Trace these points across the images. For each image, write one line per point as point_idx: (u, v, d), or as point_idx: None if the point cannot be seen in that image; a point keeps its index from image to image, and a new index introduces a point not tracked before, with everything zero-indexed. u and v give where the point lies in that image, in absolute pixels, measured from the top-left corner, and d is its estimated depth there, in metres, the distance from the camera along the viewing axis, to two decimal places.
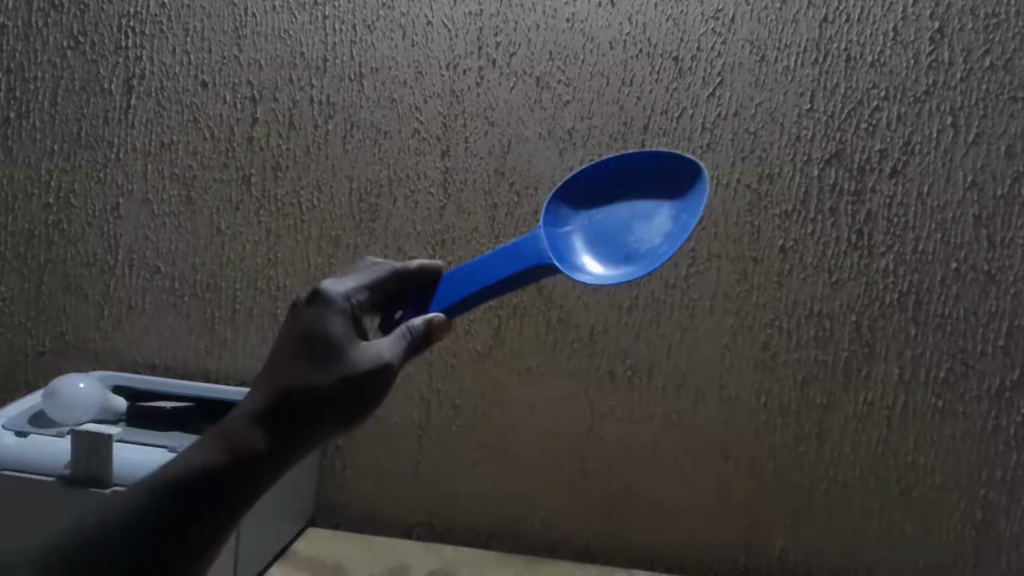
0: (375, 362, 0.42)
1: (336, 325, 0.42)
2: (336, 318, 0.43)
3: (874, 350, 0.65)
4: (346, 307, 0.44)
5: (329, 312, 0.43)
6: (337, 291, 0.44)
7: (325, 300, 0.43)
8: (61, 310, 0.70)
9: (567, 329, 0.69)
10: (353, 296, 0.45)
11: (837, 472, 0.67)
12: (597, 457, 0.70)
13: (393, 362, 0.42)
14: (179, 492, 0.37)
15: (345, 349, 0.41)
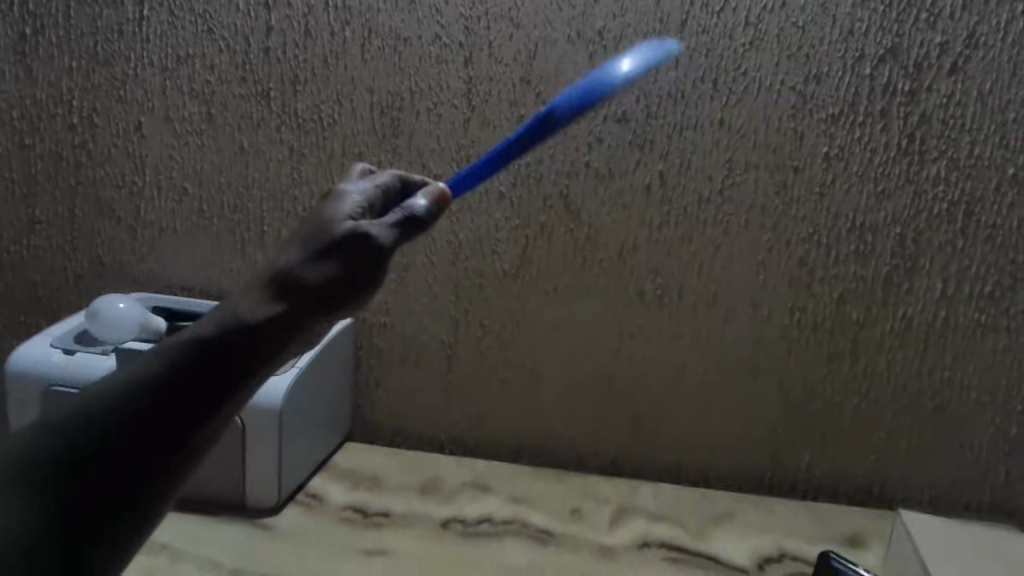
0: (364, 238, 0.34)
1: (337, 208, 0.35)
2: (339, 204, 0.36)
3: (917, 264, 0.63)
4: (358, 203, 0.36)
5: (337, 205, 0.35)
6: (350, 189, 0.37)
7: (333, 191, 0.37)
8: (95, 234, 0.71)
9: (596, 248, 0.68)
10: (370, 190, 0.38)
11: (871, 389, 0.67)
12: (625, 375, 0.71)
13: (380, 240, 0.34)
14: (126, 464, 0.29)
15: (336, 233, 0.34)
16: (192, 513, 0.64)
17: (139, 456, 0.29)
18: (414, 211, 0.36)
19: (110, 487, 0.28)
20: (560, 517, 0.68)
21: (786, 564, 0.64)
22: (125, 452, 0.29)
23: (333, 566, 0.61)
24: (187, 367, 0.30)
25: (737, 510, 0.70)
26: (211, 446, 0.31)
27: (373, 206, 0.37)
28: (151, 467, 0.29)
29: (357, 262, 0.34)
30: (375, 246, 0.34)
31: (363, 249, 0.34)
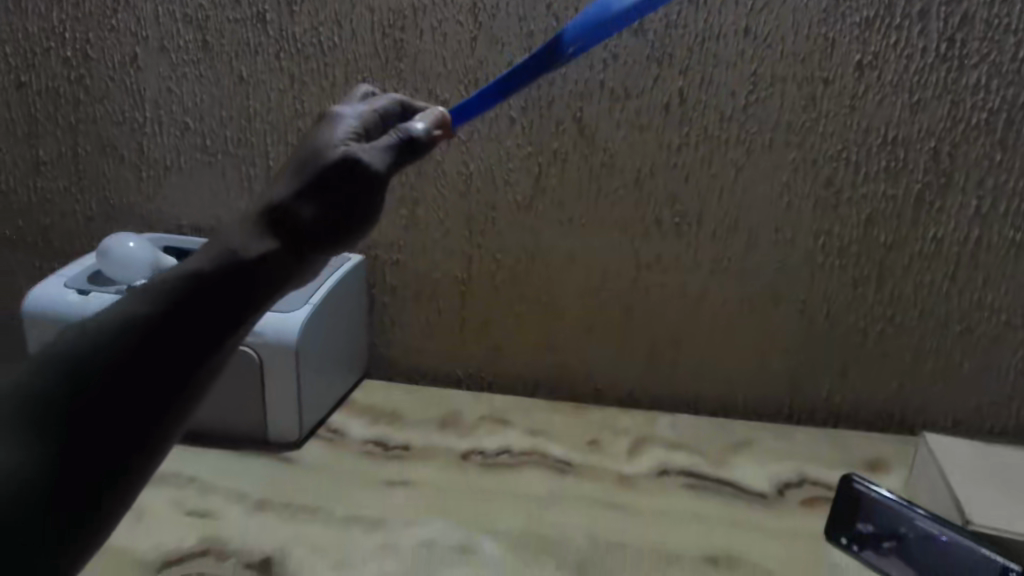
0: (356, 163, 0.32)
1: (329, 132, 0.34)
2: (331, 128, 0.35)
3: (951, 180, 0.61)
4: (353, 127, 0.35)
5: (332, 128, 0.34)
6: (346, 112, 0.36)
7: (328, 115, 0.36)
8: (100, 174, 0.70)
9: (612, 175, 0.65)
10: (365, 113, 0.37)
11: (896, 313, 0.66)
12: (643, 306, 0.70)
13: (373, 166, 0.33)
14: (119, 415, 0.27)
15: (328, 156, 0.32)
16: (215, 449, 0.65)
17: (130, 405, 0.27)
18: (408, 137, 0.35)
19: (103, 440, 0.27)
20: (579, 449, 0.68)
21: (807, 490, 0.64)
22: (119, 396, 0.27)
23: (357, 494, 0.61)
24: (174, 314, 0.28)
25: (757, 438, 0.70)
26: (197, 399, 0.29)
27: (369, 130, 0.36)
28: (144, 412, 0.28)
29: (349, 187, 0.32)
30: (368, 171, 0.33)
31: (356, 174, 0.32)
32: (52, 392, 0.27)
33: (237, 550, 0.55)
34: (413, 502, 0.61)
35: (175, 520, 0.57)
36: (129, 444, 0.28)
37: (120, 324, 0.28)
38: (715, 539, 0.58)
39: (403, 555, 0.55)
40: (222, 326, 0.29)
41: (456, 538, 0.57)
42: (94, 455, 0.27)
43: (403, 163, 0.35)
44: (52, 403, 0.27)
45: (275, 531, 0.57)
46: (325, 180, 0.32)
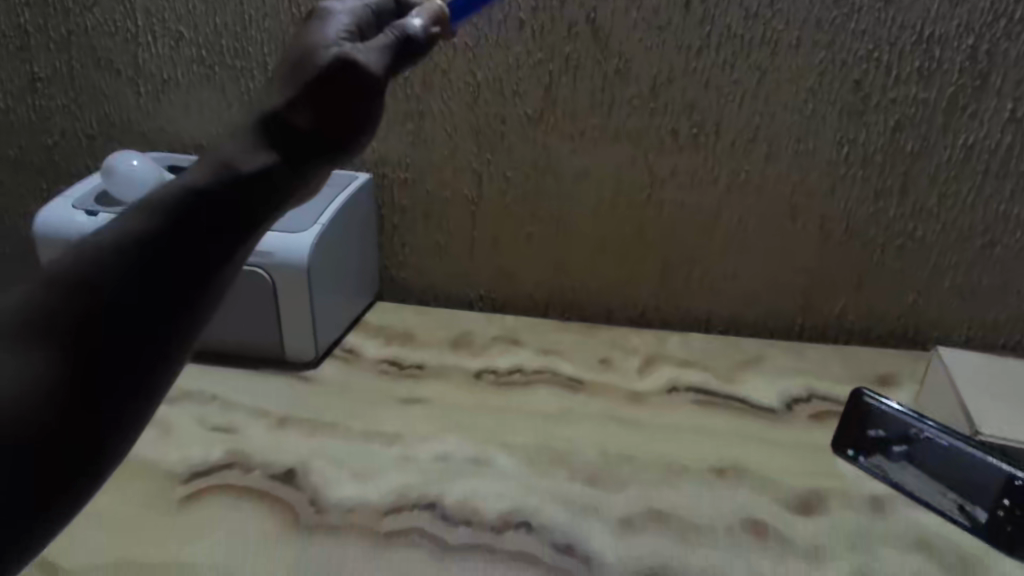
0: (356, 62, 0.32)
1: (322, 32, 0.33)
2: (324, 29, 0.34)
3: (987, 83, 0.60)
4: (345, 25, 0.34)
5: (324, 28, 0.34)
6: (336, 10, 0.35)
7: (317, 13, 0.35)
8: (98, 90, 0.69)
9: (626, 83, 0.63)
10: (357, 14, 0.35)
11: (916, 227, 0.66)
12: (658, 223, 0.69)
13: (371, 70, 0.32)
14: (124, 340, 0.26)
15: (324, 61, 0.32)
16: (231, 368, 0.66)
17: (134, 330, 0.26)
18: (404, 40, 0.34)
19: (107, 366, 0.26)
20: (590, 368, 0.68)
21: (815, 404, 0.65)
22: (120, 320, 0.26)
23: (372, 410, 0.62)
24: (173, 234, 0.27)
25: (768, 353, 0.71)
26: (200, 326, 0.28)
27: (361, 29, 0.35)
28: (148, 338, 0.27)
29: (348, 85, 0.31)
30: (368, 73, 0.32)
31: (354, 78, 0.32)
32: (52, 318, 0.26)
33: (260, 463, 0.55)
34: (430, 417, 0.61)
35: (197, 434, 0.58)
36: (126, 380, 0.26)
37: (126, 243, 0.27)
38: (728, 450, 0.59)
39: (421, 467, 0.56)
40: (217, 256, 0.28)
41: (472, 452, 0.57)
42: (88, 390, 0.26)
43: (400, 67, 0.35)
44: (53, 320, 0.26)
45: (294, 446, 0.57)
46: (321, 83, 0.31)
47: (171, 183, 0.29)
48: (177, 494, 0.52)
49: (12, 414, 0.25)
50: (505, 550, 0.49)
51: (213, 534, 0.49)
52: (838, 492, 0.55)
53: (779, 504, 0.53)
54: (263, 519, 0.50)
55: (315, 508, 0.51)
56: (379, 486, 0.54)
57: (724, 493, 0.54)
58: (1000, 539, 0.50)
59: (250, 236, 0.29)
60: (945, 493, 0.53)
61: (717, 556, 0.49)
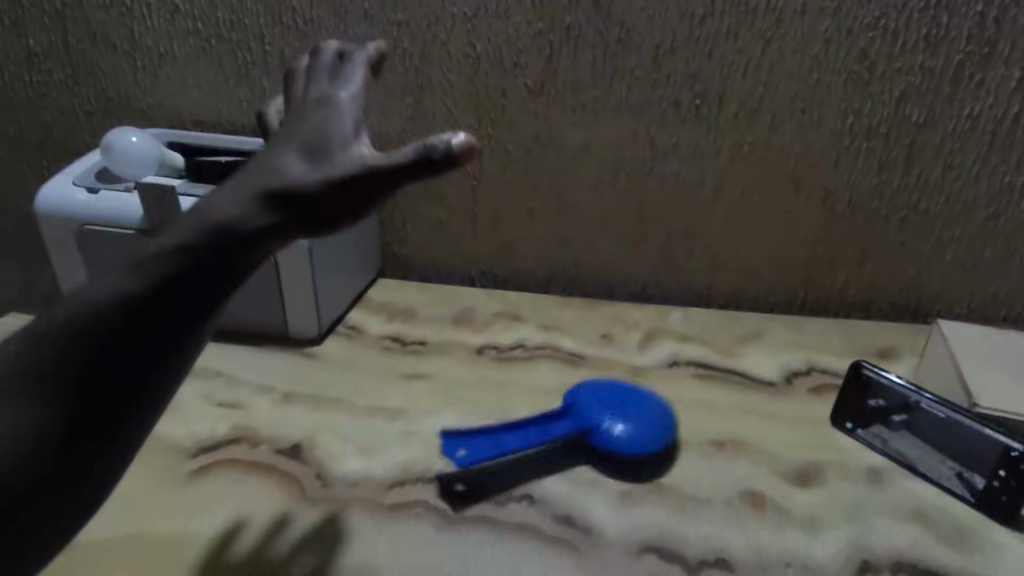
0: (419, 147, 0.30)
1: (337, 131, 0.32)
2: (345, 121, 0.33)
3: (995, 51, 0.59)
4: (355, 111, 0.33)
5: (335, 119, 0.33)
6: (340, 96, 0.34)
7: (323, 103, 0.34)
8: (95, 65, 0.69)
9: (628, 53, 0.63)
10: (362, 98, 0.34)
11: (920, 199, 0.66)
12: (660, 197, 0.69)
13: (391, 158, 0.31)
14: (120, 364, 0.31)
15: (343, 167, 0.31)
16: (234, 345, 0.67)
17: (129, 354, 0.31)
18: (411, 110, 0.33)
19: (110, 386, 0.31)
20: (592, 343, 0.69)
21: (815, 377, 0.65)
22: (117, 348, 0.31)
23: (376, 385, 0.62)
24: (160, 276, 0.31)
25: (769, 328, 0.71)
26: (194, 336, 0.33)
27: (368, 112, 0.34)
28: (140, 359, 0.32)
29: (370, 183, 0.31)
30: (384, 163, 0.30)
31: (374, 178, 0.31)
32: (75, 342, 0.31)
33: (266, 438, 0.56)
34: (433, 392, 0.62)
35: (203, 409, 0.59)
36: (123, 387, 0.31)
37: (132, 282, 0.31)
38: (728, 423, 0.59)
39: (424, 441, 0.56)
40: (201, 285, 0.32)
41: (474, 426, 0.58)
42: (92, 397, 0.31)
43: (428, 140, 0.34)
44: (60, 357, 0.31)
45: (298, 421, 0.58)
46: (345, 188, 0.31)
47: (179, 227, 0.32)
48: (186, 468, 0.53)
49: (35, 426, 0.30)
50: (507, 521, 0.49)
51: (221, 506, 0.50)
52: (836, 465, 0.55)
53: (779, 476, 0.54)
54: (269, 492, 0.51)
55: (321, 482, 0.52)
56: (383, 461, 0.54)
57: (724, 464, 0.55)
58: (996, 509, 0.51)
59: (230, 265, 0.32)
60: (944, 459, 0.54)
61: (719, 527, 0.49)
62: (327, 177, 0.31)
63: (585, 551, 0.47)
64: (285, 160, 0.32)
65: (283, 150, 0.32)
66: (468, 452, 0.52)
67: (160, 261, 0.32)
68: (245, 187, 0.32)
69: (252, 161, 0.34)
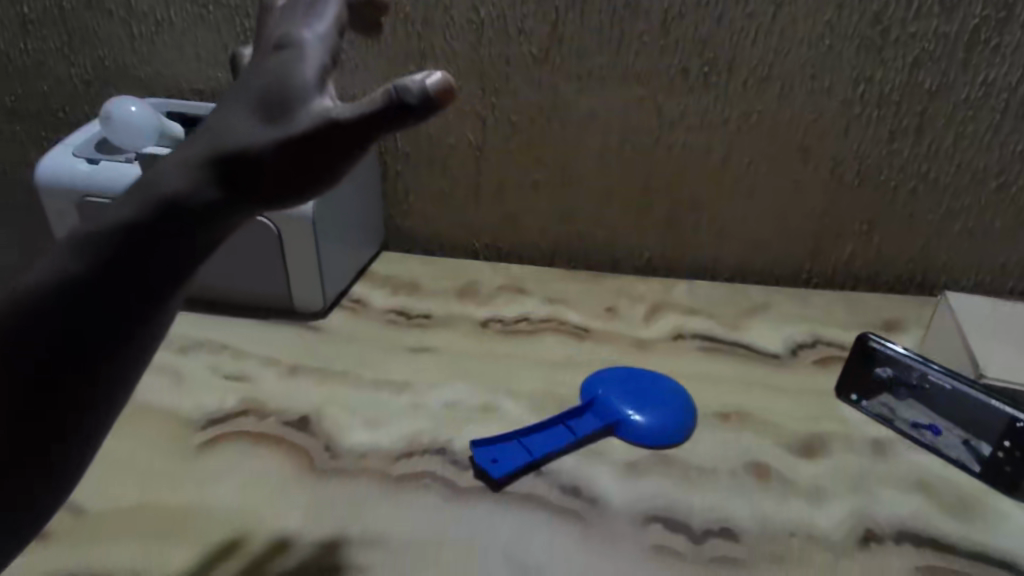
0: (388, 93, 0.27)
1: (298, 80, 0.28)
2: (308, 67, 0.29)
3: (1012, 15, 0.57)
4: (319, 54, 0.29)
5: (297, 65, 0.29)
6: (303, 34, 0.30)
7: (285, 43, 0.30)
8: (91, 33, 0.68)
9: (636, 19, 0.61)
10: (329, 40, 0.30)
11: (930, 169, 0.65)
12: (666, 167, 0.68)
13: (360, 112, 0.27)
14: (86, 334, 0.29)
15: (306, 124, 0.27)
16: (239, 318, 0.67)
17: (94, 324, 0.29)
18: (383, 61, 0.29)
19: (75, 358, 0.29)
20: (596, 316, 0.69)
21: (820, 349, 0.65)
22: (81, 317, 0.29)
23: (381, 358, 0.63)
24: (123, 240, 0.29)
25: (774, 300, 0.71)
26: (164, 308, 0.30)
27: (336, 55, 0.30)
28: (106, 331, 0.29)
29: (336, 144, 0.27)
30: (353, 118, 0.27)
31: (342, 137, 0.27)
32: (34, 307, 0.29)
33: (274, 410, 0.56)
34: (438, 365, 0.62)
35: (209, 382, 0.59)
36: (88, 360, 0.29)
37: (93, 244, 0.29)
38: (733, 395, 0.59)
39: (430, 414, 0.56)
40: (168, 252, 0.29)
41: (480, 399, 0.58)
42: (57, 368, 0.29)
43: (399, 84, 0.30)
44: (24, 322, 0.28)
45: (305, 394, 0.58)
46: (309, 150, 0.27)
47: (142, 187, 0.29)
48: (194, 440, 0.53)
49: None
50: (514, 492, 0.49)
51: (230, 477, 0.50)
52: (840, 436, 0.55)
53: (784, 447, 0.54)
54: (277, 463, 0.51)
55: (329, 454, 0.52)
56: (391, 433, 0.54)
57: (728, 435, 0.55)
58: (999, 481, 0.51)
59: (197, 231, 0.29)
60: (952, 429, 0.54)
61: (724, 497, 0.49)
62: (288, 135, 0.27)
63: (591, 521, 0.47)
64: (240, 120, 0.28)
65: (239, 107, 0.29)
66: (500, 462, 0.50)
67: (122, 226, 0.29)
68: (194, 155, 0.29)
69: (207, 120, 0.30)
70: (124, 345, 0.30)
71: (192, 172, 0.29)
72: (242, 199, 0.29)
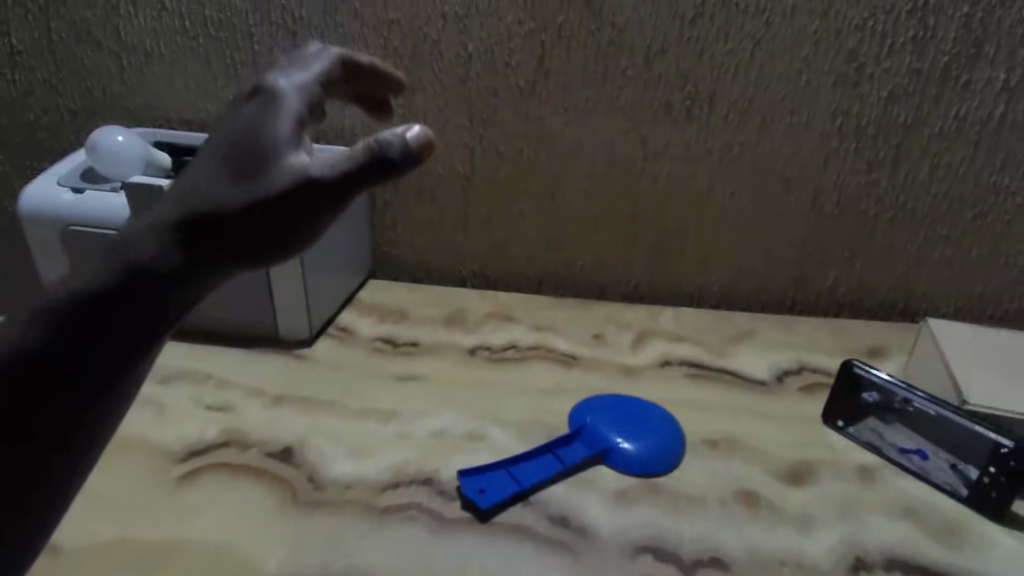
0: (371, 146, 0.27)
1: (272, 132, 0.29)
2: (283, 121, 0.30)
3: (981, 52, 0.60)
4: (294, 109, 0.30)
5: (271, 118, 0.29)
6: (280, 91, 0.31)
7: (260, 97, 0.31)
8: (80, 64, 0.68)
9: (620, 53, 0.63)
10: (304, 94, 0.32)
11: (908, 199, 0.66)
12: (651, 197, 0.69)
13: (336, 167, 0.28)
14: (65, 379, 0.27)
15: (279, 175, 0.28)
16: (223, 347, 0.66)
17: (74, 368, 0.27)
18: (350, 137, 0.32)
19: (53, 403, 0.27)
20: (583, 343, 0.69)
21: (806, 376, 0.65)
22: (59, 361, 0.27)
23: (367, 387, 0.62)
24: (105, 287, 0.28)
25: (760, 327, 0.71)
26: (148, 353, 0.29)
27: (309, 112, 0.31)
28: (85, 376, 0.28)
29: (311, 198, 0.28)
30: (327, 173, 0.28)
31: (317, 192, 0.27)
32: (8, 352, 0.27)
33: (257, 441, 0.55)
34: (426, 394, 0.61)
35: (192, 412, 0.58)
36: (65, 407, 0.28)
37: (74, 290, 0.28)
38: (721, 422, 0.59)
39: (417, 443, 0.56)
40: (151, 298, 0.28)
41: (468, 428, 0.57)
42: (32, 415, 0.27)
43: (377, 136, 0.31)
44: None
45: (289, 424, 0.57)
46: (282, 203, 0.28)
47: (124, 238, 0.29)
48: (175, 473, 0.52)
49: None
50: (503, 523, 0.49)
51: (211, 510, 0.49)
52: (828, 463, 0.55)
53: (773, 475, 0.54)
54: (259, 495, 0.50)
55: (313, 485, 0.51)
56: (377, 463, 0.54)
57: (717, 463, 0.55)
58: (987, 506, 0.51)
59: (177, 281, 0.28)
60: (939, 453, 0.55)
61: (713, 526, 0.49)
62: (266, 188, 0.28)
63: (581, 552, 0.47)
64: (211, 172, 0.29)
65: (210, 160, 0.29)
66: (488, 492, 0.50)
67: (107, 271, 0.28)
68: (162, 213, 0.29)
69: (179, 175, 0.30)
70: (104, 392, 0.28)
71: (163, 229, 0.28)
72: (212, 257, 0.28)
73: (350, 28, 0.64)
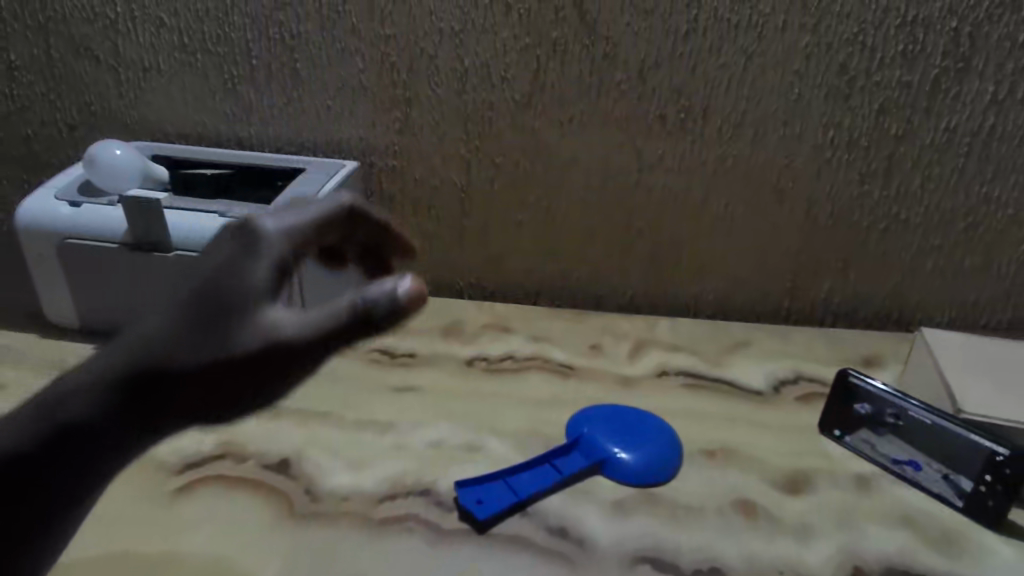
0: (355, 307, 0.33)
1: (250, 284, 0.33)
2: (263, 271, 0.33)
3: (969, 66, 0.61)
4: (277, 256, 0.34)
5: (250, 268, 0.33)
6: (268, 235, 0.34)
7: (245, 238, 0.34)
8: (79, 79, 0.69)
9: (615, 67, 0.63)
10: (288, 236, 0.35)
11: (900, 209, 0.67)
12: (646, 208, 0.69)
13: (306, 330, 0.32)
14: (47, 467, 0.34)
15: (251, 334, 0.32)
16: None
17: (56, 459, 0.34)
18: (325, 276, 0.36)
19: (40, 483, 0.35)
20: (580, 354, 0.69)
21: (802, 385, 0.65)
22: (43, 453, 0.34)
23: (365, 398, 0.62)
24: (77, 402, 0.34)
25: (756, 337, 0.72)
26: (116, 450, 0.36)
27: (290, 253, 0.35)
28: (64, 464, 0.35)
29: (276, 355, 0.32)
30: (296, 337, 0.32)
31: (284, 350, 0.32)
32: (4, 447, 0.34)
33: (254, 453, 0.55)
34: (423, 405, 0.61)
35: None
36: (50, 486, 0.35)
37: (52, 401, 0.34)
38: (717, 431, 0.59)
39: (414, 454, 0.56)
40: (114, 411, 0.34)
41: (466, 439, 0.57)
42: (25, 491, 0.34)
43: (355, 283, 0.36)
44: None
45: (286, 436, 0.57)
46: (247, 359, 0.32)
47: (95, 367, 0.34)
48: (171, 485, 0.52)
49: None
50: (501, 534, 0.48)
51: (207, 523, 0.49)
52: (824, 472, 0.55)
53: (770, 484, 0.54)
54: (256, 507, 0.50)
55: (310, 497, 0.51)
56: (374, 475, 0.53)
57: (715, 473, 0.55)
58: (982, 514, 0.51)
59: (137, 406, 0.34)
60: (931, 463, 0.55)
61: (712, 537, 0.49)
62: (238, 348, 0.32)
63: (579, 563, 0.46)
64: (183, 323, 0.32)
65: (184, 308, 0.33)
66: (485, 503, 0.50)
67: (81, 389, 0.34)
68: (129, 351, 0.33)
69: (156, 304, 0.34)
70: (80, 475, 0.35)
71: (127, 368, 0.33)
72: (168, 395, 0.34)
73: (347, 43, 0.65)
